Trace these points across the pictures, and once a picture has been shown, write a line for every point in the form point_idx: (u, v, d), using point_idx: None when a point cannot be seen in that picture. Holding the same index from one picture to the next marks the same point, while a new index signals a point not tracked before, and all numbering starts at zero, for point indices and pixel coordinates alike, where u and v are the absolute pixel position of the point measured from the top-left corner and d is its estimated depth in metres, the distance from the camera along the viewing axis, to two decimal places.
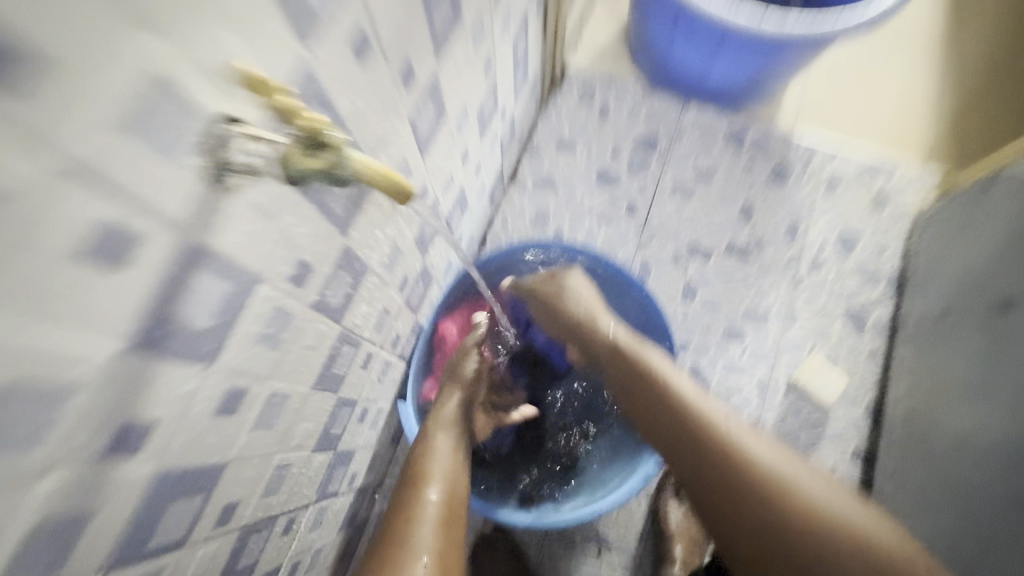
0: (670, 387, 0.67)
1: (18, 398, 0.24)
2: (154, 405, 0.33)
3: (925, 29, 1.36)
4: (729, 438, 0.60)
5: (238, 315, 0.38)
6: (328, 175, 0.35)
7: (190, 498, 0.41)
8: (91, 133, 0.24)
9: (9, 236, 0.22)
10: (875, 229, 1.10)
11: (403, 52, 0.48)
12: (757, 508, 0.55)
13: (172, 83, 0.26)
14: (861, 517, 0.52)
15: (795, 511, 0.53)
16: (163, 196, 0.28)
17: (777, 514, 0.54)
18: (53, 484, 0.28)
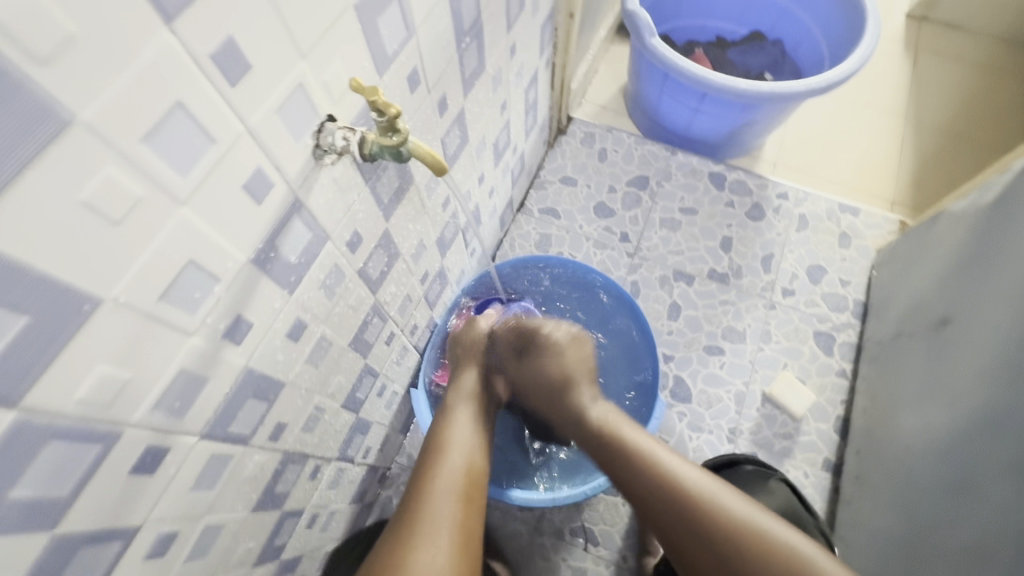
0: (625, 436, 0.71)
1: (193, 271, 0.38)
2: (255, 310, 0.46)
3: (885, 98, 1.57)
4: (673, 475, 0.66)
5: (312, 260, 0.52)
6: (396, 151, 0.46)
7: (259, 403, 0.53)
8: (265, 114, 0.39)
9: (216, 166, 0.36)
10: (841, 263, 1.24)
11: (441, 88, 0.65)
12: (718, 539, 0.61)
13: (308, 87, 0.42)
14: (801, 551, 0.59)
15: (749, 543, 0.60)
16: (288, 158, 0.43)
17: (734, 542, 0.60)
18: (193, 345, 0.41)
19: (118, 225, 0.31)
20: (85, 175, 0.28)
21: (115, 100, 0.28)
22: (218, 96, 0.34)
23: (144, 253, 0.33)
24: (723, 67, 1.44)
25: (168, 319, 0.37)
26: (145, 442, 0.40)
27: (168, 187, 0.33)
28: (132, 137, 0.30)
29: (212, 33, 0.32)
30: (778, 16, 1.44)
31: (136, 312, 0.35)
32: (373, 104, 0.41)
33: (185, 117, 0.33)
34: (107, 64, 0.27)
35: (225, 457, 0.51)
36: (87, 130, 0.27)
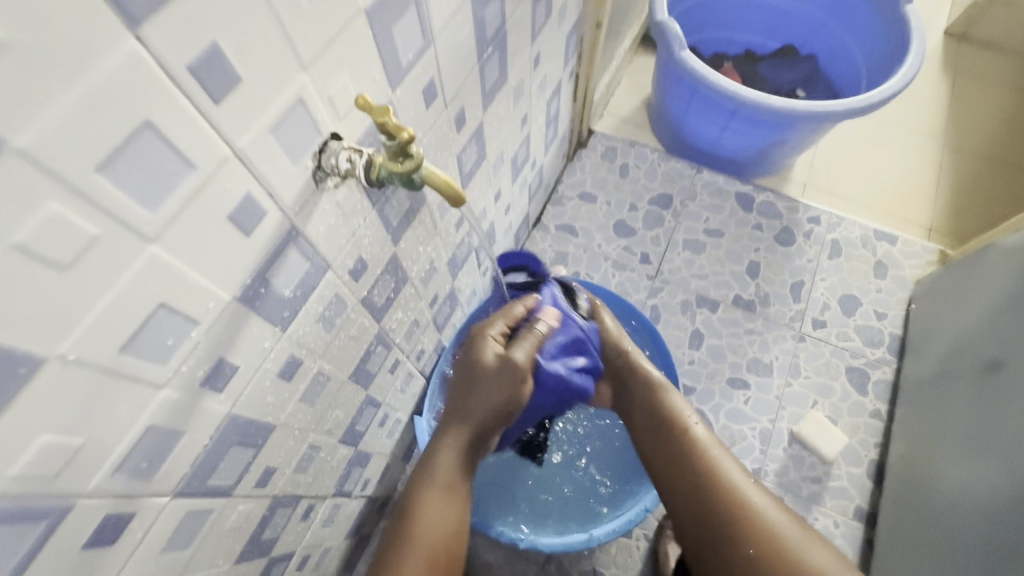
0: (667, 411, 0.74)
1: (164, 314, 0.32)
2: (241, 352, 0.41)
3: (922, 119, 1.49)
4: (706, 455, 0.68)
5: (309, 292, 0.46)
6: (407, 178, 0.40)
7: (245, 450, 0.47)
8: (256, 134, 0.33)
9: (196, 195, 0.31)
10: (877, 294, 1.16)
11: (459, 101, 0.59)
12: (736, 519, 0.62)
13: (308, 102, 0.36)
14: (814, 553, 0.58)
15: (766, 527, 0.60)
16: (284, 183, 0.37)
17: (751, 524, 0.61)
18: (165, 397, 0.35)
19: (66, 270, 0.25)
20: (20, 213, 0.23)
21: (62, 120, 0.23)
22: (199, 113, 0.29)
23: (102, 299, 0.28)
24: (753, 82, 1.38)
25: (133, 372, 0.32)
26: (102, 510, 0.34)
27: (133, 222, 0.28)
28: (84, 164, 0.24)
29: (191, 39, 0.26)
30: (813, 30, 1.37)
31: (90, 368, 0.29)
32: (383, 126, 0.36)
33: (156, 139, 0.27)
34: (51, 77, 0.22)
35: (203, 512, 0.45)
36: (23, 157, 0.22)
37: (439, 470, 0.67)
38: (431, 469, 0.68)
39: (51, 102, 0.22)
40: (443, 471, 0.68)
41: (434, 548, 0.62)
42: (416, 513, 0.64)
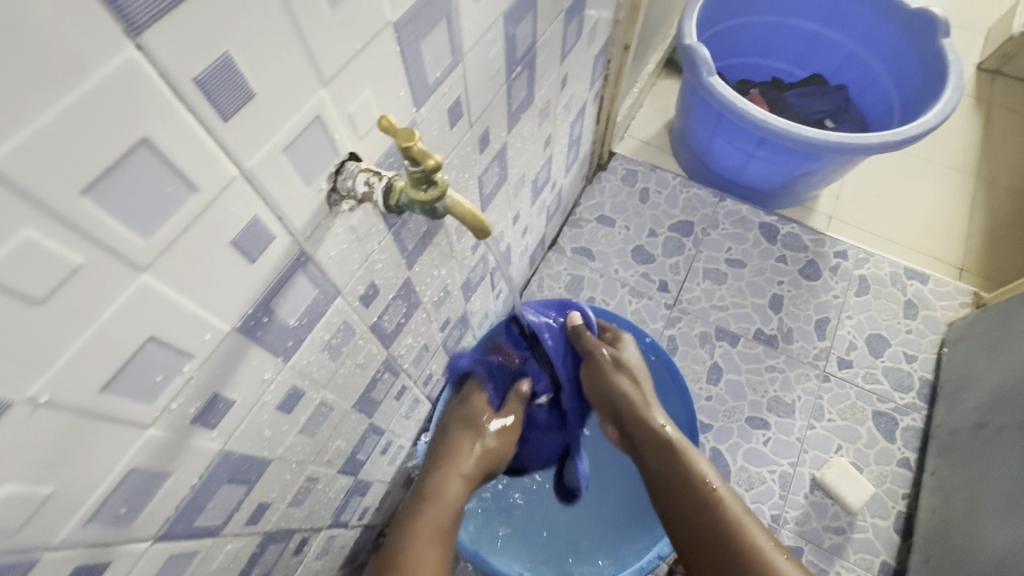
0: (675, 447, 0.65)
1: (153, 349, 0.29)
2: (238, 386, 0.37)
3: (954, 155, 1.45)
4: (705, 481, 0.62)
5: (315, 320, 0.43)
6: (429, 208, 0.37)
7: (237, 487, 0.44)
8: (268, 154, 0.30)
9: (196, 220, 0.28)
10: (907, 335, 1.11)
11: (484, 121, 0.56)
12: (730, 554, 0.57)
13: (326, 122, 0.33)
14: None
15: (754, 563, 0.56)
16: (293, 207, 0.34)
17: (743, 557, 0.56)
18: (151, 437, 0.32)
19: (41, 304, 0.22)
20: None
21: (43, 136, 0.20)
22: (203, 131, 0.26)
23: (82, 335, 0.25)
24: (781, 110, 1.35)
25: (115, 412, 0.29)
26: (72, 562, 0.31)
27: (122, 251, 0.25)
28: (67, 186, 0.21)
29: (199, 50, 0.23)
30: (843, 60, 1.34)
31: (65, 411, 0.26)
32: (408, 151, 0.32)
33: (153, 158, 0.24)
34: (34, 89, 0.19)
35: (187, 555, 0.42)
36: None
37: (437, 503, 0.63)
38: (432, 505, 0.62)
39: (32, 117, 0.19)
40: (443, 509, 0.62)
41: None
42: (414, 543, 0.58)
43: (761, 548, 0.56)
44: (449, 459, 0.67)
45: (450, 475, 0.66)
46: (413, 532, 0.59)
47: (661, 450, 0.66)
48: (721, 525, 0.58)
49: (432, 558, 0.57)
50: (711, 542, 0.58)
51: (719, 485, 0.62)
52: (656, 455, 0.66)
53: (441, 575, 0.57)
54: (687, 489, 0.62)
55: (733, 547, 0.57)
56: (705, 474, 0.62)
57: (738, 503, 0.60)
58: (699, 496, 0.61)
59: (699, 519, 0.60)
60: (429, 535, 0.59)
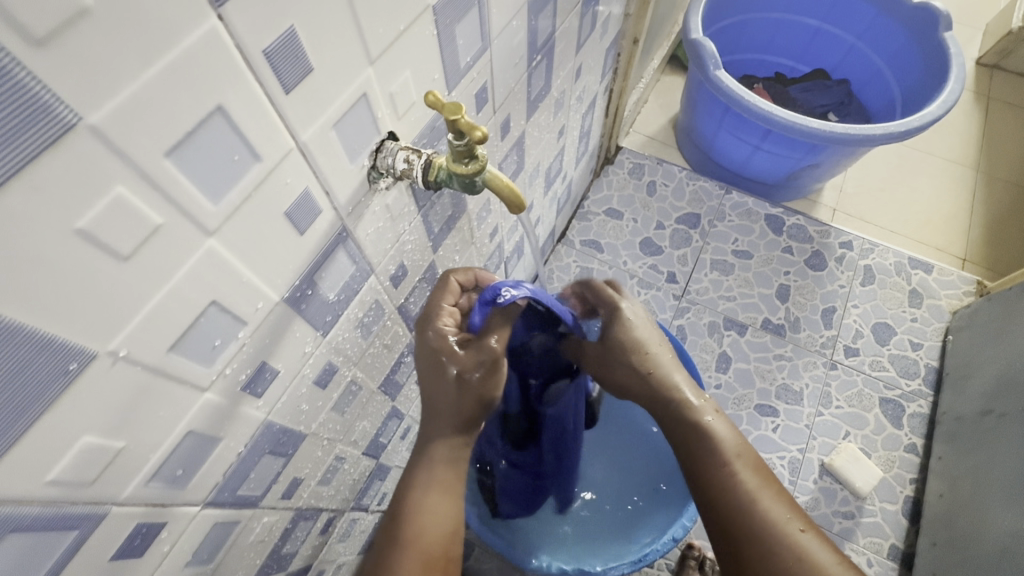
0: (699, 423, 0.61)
1: (214, 313, 0.30)
2: (282, 357, 0.39)
3: (956, 148, 1.47)
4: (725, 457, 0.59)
5: (351, 297, 0.44)
6: (468, 181, 0.39)
7: (275, 459, 0.45)
8: (320, 128, 0.32)
9: (257, 188, 0.29)
10: (912, 323, 1.13)
11: (506, 109, 0.58)
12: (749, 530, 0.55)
13: (371, 100, 0.35)
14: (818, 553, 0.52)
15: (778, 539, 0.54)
16: (338, 181, 0.36)
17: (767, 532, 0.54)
18: (207, 400, 0.33)
19: (127, 260, 0.24)
20: (86, 197, 0.21)
21: (137, 97, 0.21)
22: (268, 102, 0.27)
23: (157, 294, 0.26)
24: (785, 104, 1.37)
25: (178, 372, 0.30)
26: (134, 520, 0.32)
27: (193, 214, 0.26)
28: (155, 147, 0.23)
29: (270, 23, 0.25)
30: (846, 54, 1.36)
31: (139, 367, 0.27)
32: (454, 125, 0.34)
33: (226, 125, 0.25)
34: (133, 51, 0.20)
35: (230, 524, 0.43)
36: (97, 137, 0.20)
37: (432, 465, 0.52)
38: (426, 467, 0.52)
39: (130, 79, 0.20)
40: (439, 470, 0.52)
41: (439, 555, 0.49)
42: (414, 515, 0.50)
43: (781, 523, 0.54)
44: (436, 411, 0.52)
45: (439, 430, 0.52)
46: (413, 500, 0.51)
47: (686, 431, 0.62)
48: (740, 501, 0.56)
49: (438, 523, 0.50)
50: (731, 521, 0.56)
51: (734, 458, 0.59)
52: (679, 435, 0.62)
53: (449, 525, 0.50)
54: (705, 470, 0.59)
55: (755, 527, 0.55)
56: (725, 449, 0.59)
57: (753, 476, 0.58)
58: (716, 478, 0.58)
59: (719, 501, 0.57)
60: (430, 496, 0.51)
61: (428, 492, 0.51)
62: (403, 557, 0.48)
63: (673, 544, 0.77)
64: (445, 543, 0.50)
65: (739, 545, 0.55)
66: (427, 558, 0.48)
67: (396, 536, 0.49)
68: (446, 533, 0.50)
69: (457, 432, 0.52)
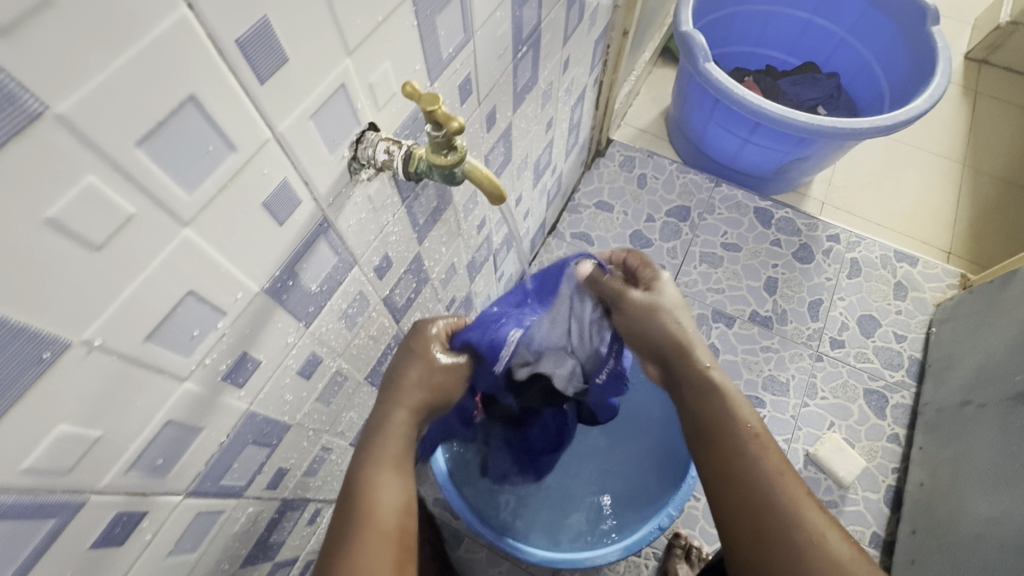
0: (734, 398, 0.59)
1: (192, 304, 0.30)
2: (264, 347, 0.39)
3: (943, 142, 1.48)
4: (744, 422, 0.57)
5: (334, 288, 0.44)
6: (449, 172, 0.39)
7: (260, 450, 0.45)
8: (297, 119, 0.32)
9: (233, 178, 0.29)
10: (896, 315, 1.15)
11: (491, 101, 0.58)
12: (765, 502, 0.51)
13: (350, 92, 0.35)
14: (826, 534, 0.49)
15: (789, 511, 0.50)
16: (318, 172, 0.36)
17: (777, 504, 0.51)
18: (187, 390, 0.33)
19: (99, 250, 0.24)
20: (55, 186, 0.21)
21: (105, 87, 0.21)
22: (243, 93, 0.27)
23: (132, 284, 0.26)
24: (775, 97, 1.37)
25: (156, 363, 0.30)
26: (114, 508, 0.32)
27: (166, 204, 0.26)
28: (125, 137, 0.23)
29: (242, 12, 0.25)
30: (836, 48, 1.36)
31: (115, 356, 0.27)
32: (431, 116, 0.34)
33: (199, 115, 0.25)
34: (100, 42, 0.20)
35: (213, 513, 0.43)
36: (65, 126, 0.20)
37: (386, 439, 0.52)
38: (380, 444, 0.52)
39: (97, 68, 0.20)
40: (394, 445, 0.52)
41: (396, 527, 0.48)
42: (370, 491, 0.48)
43: (800, 501, 0.51)
44: (398, 387, 0.55)
45: (399, 405, 0.54)
46: (367, 480, 0.49)
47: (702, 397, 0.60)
48: (756, 473, 0.53)
49: (395, 497, 0.49)
50: (743, 492, 0.53)
51: (758, 436, 0.56)
52: (697, 398, 0.60)
53: (407, 502, 0.50)
54: (726, 438, 0.56)
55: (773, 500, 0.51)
56: (749, 424, 0.57)
57: (777, 455, 0.54)
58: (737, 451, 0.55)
59: (743, 469, 0.54)
60: (386, 472, 0.50)
61: (386, 469, 0.50)
62: (364, 532, 0.46)
63: (658, 533, 0.78)
64: (402, 518, 0.49)
65: (755, 520, 0.51)
66: (386, 533, 0.47)
67: (354, 514, 0.47)
68: (402, 506, 0.49)
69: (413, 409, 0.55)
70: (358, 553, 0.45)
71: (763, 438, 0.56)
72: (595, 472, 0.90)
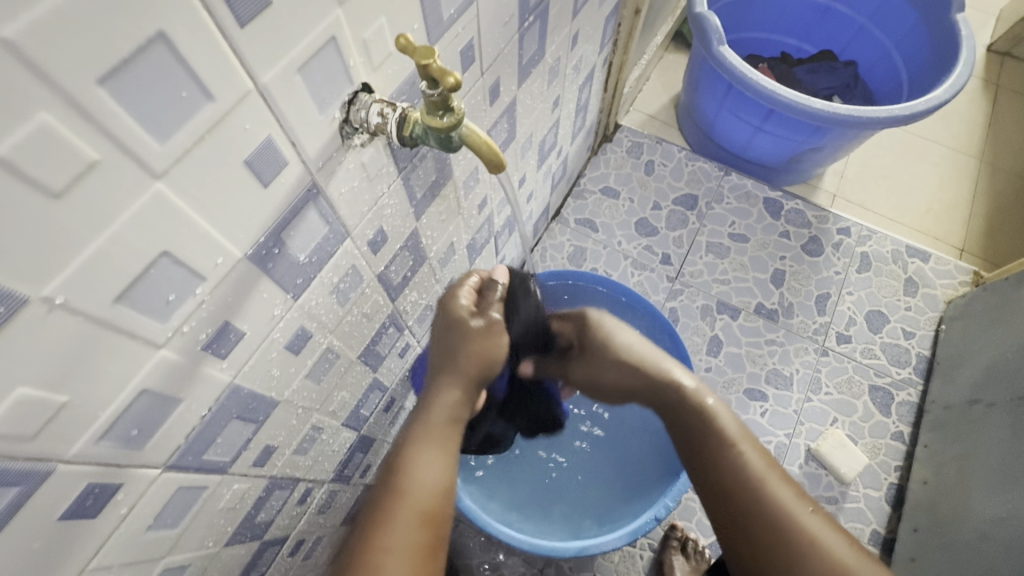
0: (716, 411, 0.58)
1: (167, 265, 0.29)
2: (248, 318, 0.37)
3: (960, 137, 1.44)
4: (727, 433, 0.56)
5: (325, 260, 0.43)
6: (445, 137, 0.37)
7: (245, 425, 0.44)
8: (282, 71, 0.29)
9: (210, 131, 0.27)
10: (906, 311, 1.12)
11: (496, 71, 0.55)
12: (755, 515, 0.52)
13: (342, 48, 0.33)
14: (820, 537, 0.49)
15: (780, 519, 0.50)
16: (307, 134, 0.34)
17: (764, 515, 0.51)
18: (164, 358, 0.32)
19: (59, 198, 0.22)
20: (3, 121, 0.19)
21: (60, 11, 0.19)
22: (220, 34, 0.25)
23: (97, 239, 0.24)
24: (790, 84, 1.33)
25: (128, 326, 0.28)
26: (86, 478, 0.31)
27: (136, 153, 0.24)
28: (86, 73, 0.21)
29: None
30: (855, 35, 1.32)
31: (81, 317, 0.26)
32: (426, 71, 0.32)
33: (168, 53, 0.23)
34: None
35: (195, 489, 0.42)
36: (11, 51, 0.18)
37: (434, 416, 0.52)
38: (425, 420, 0.51)
39: None
40: (441, 423, 0.52)
41: (435, 509, 0.46)
42: (408, 468, 0.48)
43: (788, 504, 0.51)
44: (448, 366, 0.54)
45: (446, 384, 0.53)
46: (407, 454, 0.49)
47: (688, 412, 0.59)
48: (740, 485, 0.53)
49: (434, 476, 0.48)
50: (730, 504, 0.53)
51: (739, 441, 0.56)
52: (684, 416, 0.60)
53: (447, 485, 0.49)
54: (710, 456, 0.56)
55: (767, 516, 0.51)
56: (726, 430, 0.57)
57: (761, 457, 0.54)
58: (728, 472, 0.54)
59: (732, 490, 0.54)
60: (427, 448, 0.49)
61: (429, 448, 0.49)
62: (401, 510, 0.45)
63: (653, 524, 0.75)
64: (439, 499, 0.47)
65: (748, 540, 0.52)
66: (424, 511, 0.46)
67: (389, 488, 0.47)
68: (441, 487, 0.48)
69: (464, 388, 0.53)
70: (395, 525, 0.44)
71: (746, 446, 0.55)
72: (591, 462, 0.89)
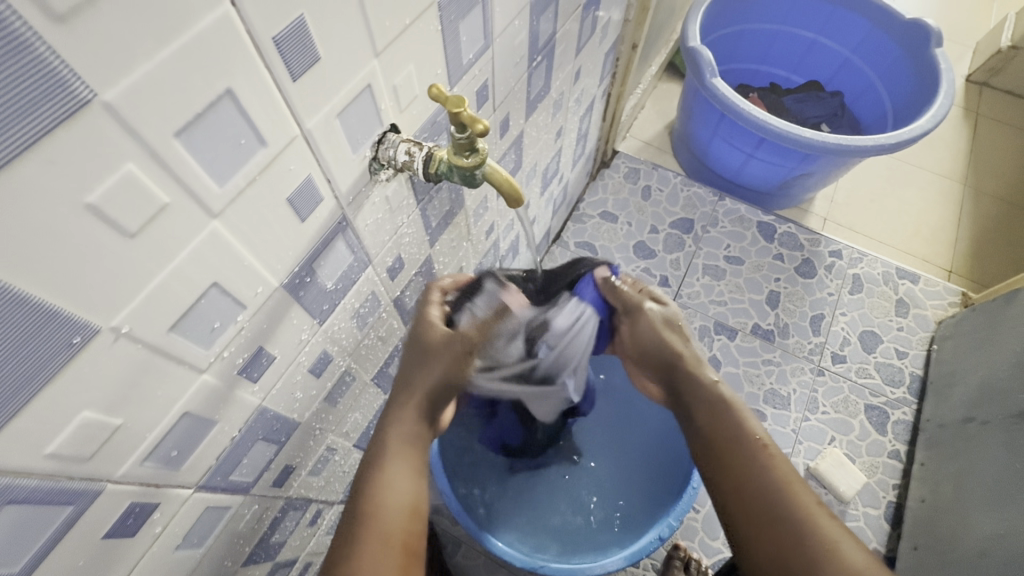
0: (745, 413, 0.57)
1: (216, 295, 0.31)
2: (279, 342, 0.39)
3: (944, 163, 1.50)
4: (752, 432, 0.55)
5: (349, 286, 0.45)
6: (468, 174, 0.40)
7: (268, 446, 0.45)
8: (325, 117, 0.32)
9: (261, 173, 0.30)
10: (898, 331, 1.15)
11: (506, 108, 0.59)
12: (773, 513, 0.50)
13: (374, 94, 0.36)
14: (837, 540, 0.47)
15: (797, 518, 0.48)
16: (339, 172, 0.36)
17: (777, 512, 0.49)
18: (204, 382, 0.34)
19: (133, 237, 0.24)
20: (96, 173, 0.22)
21: (151, 77, 0.22)
22: (275, 87, 0.28)
23: (161, 273, 0.27)
24: (779, 114, 1.39)
25: (178, 353, 0.30)
26: (128, 498, 0.32)
27: (200, 195, 0.26)
28: (165, 128, 0.23)
29: (280, 11, 0.26)
30: (840, 68, 1.39)
31: (141, 345, 0.28)
32: (457, 117, 0.35)
33: (233, 108, 0.26)
34: (152, 32, 0.21)
35: (220, 509, 0.43)
36: (110, 113, 0.21)
37: (398, 436, 0.50)
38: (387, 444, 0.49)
39: (143, 58, 0.21)
40: (404, 441, 0.50)
41: (401, 530, 0.44)
42: (371, 490, 0.46)
43: (809, 509, 0.49)
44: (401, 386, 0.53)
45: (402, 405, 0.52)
46: (372, 476, 0.47)
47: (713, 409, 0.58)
48: (766, 484, 0.51)
49: (401, 497, 0.46)
50: (749, 502, 0.51)
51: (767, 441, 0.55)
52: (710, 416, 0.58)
53: (418, 503, 0.47)
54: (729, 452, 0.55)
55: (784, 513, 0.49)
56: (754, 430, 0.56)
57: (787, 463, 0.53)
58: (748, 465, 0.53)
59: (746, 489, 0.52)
60: (392, 468, 0.48)
61: (394, 467, 0.48)
62: (366, 534, 0.43)
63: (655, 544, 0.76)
64: (408, 519, 0.45)
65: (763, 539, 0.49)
66: (389, 533, 0.43)
67: (353, 515, 0.44)
68: (409, 507, 0.46)
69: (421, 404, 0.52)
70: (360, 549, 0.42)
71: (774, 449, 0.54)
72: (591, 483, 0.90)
